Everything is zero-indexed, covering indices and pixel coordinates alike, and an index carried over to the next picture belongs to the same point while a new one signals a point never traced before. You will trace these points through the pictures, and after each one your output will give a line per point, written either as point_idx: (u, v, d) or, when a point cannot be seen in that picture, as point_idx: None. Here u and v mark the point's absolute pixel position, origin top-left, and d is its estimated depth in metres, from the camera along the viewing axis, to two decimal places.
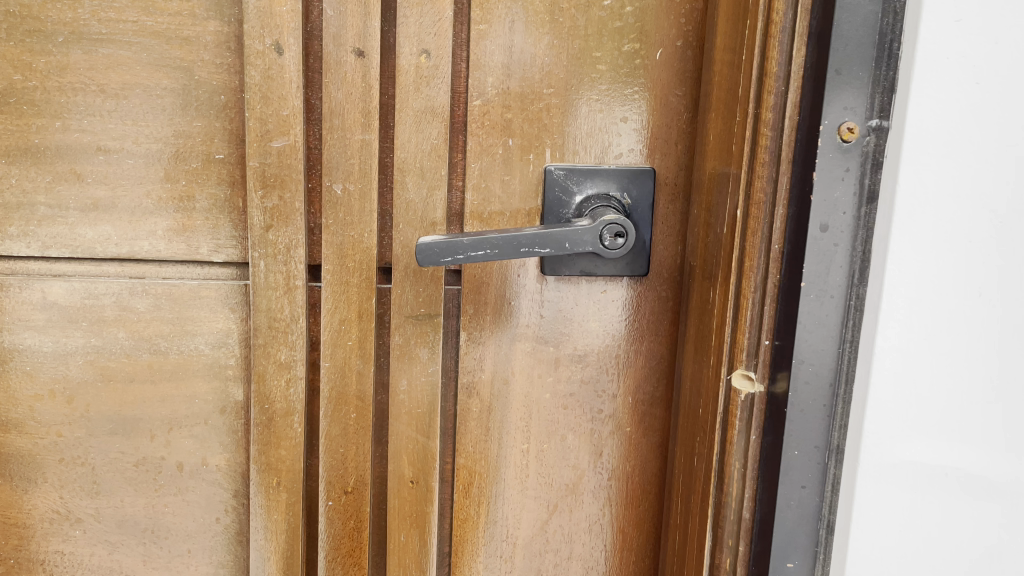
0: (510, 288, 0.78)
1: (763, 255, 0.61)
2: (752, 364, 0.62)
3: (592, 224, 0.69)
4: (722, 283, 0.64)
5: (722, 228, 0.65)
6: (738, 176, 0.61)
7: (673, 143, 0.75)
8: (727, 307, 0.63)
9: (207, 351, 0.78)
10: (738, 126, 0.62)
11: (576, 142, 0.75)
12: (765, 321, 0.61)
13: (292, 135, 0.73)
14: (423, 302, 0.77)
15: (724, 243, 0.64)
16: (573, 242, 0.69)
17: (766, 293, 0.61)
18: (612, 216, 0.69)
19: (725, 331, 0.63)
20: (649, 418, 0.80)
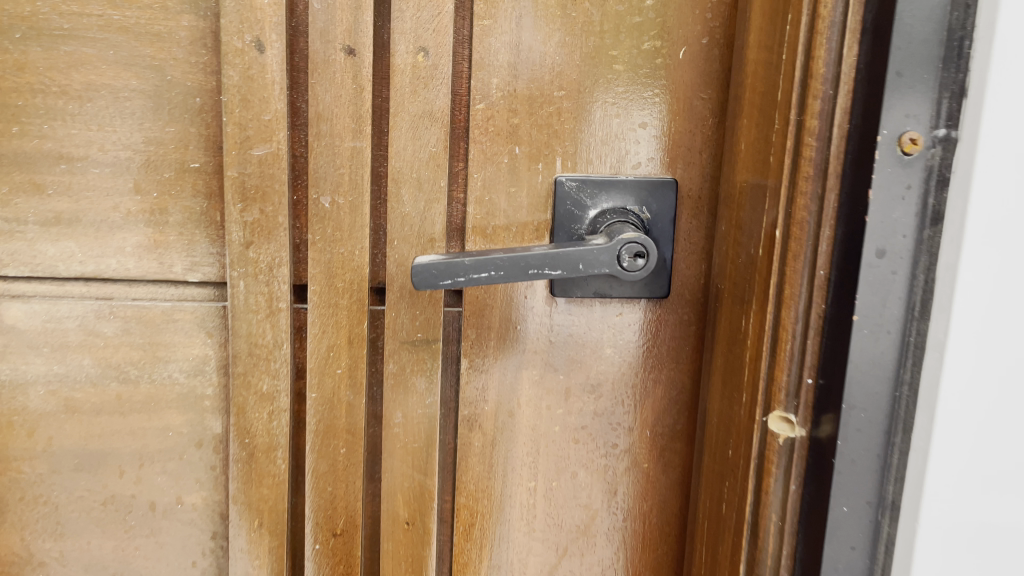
0: (516, 310, 0.70)
1: (806, 283, 0.53)
2: (792, 405, 0.55)
3: (610, 243, 0.61)
4: (757, 312, 0.57)
5: (757, 251, 0.58)
6: (778, 192, 0.54)
7: (698, 151, 0.68)
8: (763, 340, 0.56)
9: (182, 379, 0.71)
10: (777, 136, 0.55)
11: (589, 150, 0.68)
12: (807, 357, 0.54)
13: (274, 142, 0.66)
14: (421, 327, 0.69)
15: (759, 267, 0.57)
16: (589, 263, 0.61)
17: (809, 325, 0.54)
18: (632, 235, 0.61)
19: (761, 367, 0.56)
20: (669, 453, 0.73)
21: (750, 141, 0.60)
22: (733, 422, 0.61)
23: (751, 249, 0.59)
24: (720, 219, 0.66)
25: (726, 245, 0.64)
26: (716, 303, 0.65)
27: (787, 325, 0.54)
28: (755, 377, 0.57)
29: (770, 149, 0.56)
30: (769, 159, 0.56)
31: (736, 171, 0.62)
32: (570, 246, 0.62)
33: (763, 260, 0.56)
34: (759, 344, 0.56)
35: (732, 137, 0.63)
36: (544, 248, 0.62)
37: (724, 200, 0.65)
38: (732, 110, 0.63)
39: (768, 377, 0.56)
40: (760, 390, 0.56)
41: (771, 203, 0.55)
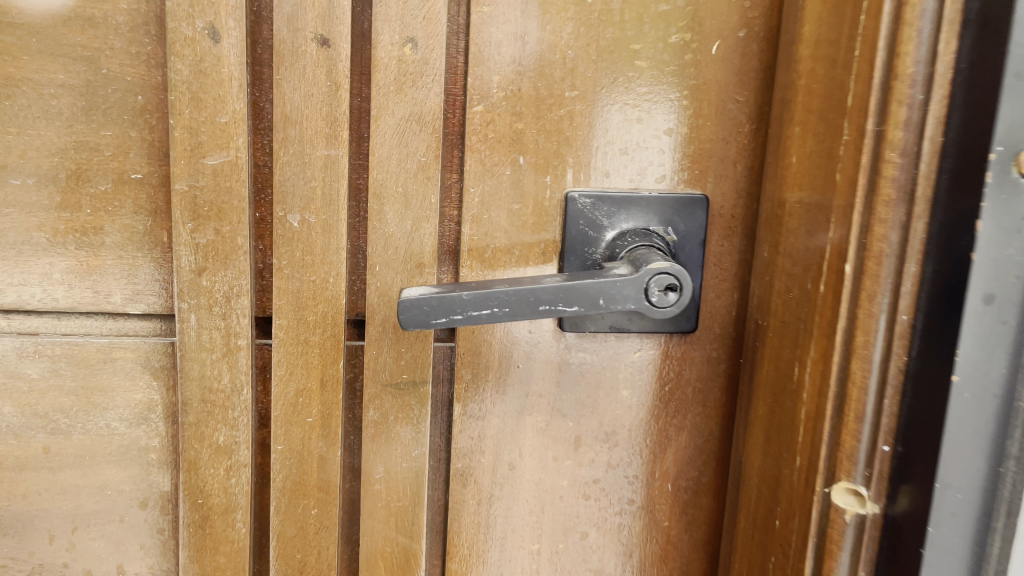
0: (518, 348, 0.60)
1: (884, 330, 0.44)
2: (863, 475, 0.46)
3: (635, 274, 0.51)
4: (817, 360, 0.47)
5: (815, 287, 0.48)
6: (849, 218, 0.45)
7: (732, 162, 0.58)
8: (827, 396, 0.46)
9: (122, 429, 0.60)
10: (846, 149, 0.45)
11: (605, 161, 0.58)
12: (883, 419, 0.45)
13: (232, 149, 0.55)
14: (406, 367, 0.59)
15: (820, 307, 0.47)
16: (611, 297, 0.51)
17: (886, 380, 0.44)
18: (661, 265, 0.51)
19: (824, 428, 0.47)
20: (693, 510, 0.64)
21: (805, 153, 0.50)
22: (782, 487, 0.51)
23: (807, 283, 0.49)
24: (760, 243, 0.56)
25: (769, 274, 0.54)
26: (756, 343, 0.56)
27: (857, 380, 0.45)
28: (814, 439, 0.48)
29: (835, 165, 0.46)
30: (835, 176, 0.46)
31: (784, 188, 0.52)
32: (587, 278, 0.52)
33: (827, 299, 0.47)
34: (822, 400, 0.47)
35: (778, 149, 0.53)
36: (559, 278, 0.52)
37: (765, 221, 0.56)
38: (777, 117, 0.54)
39: (832, 439, 0.47)
40: (821, 455, 0.47)
41: (839, 230, 0.45)
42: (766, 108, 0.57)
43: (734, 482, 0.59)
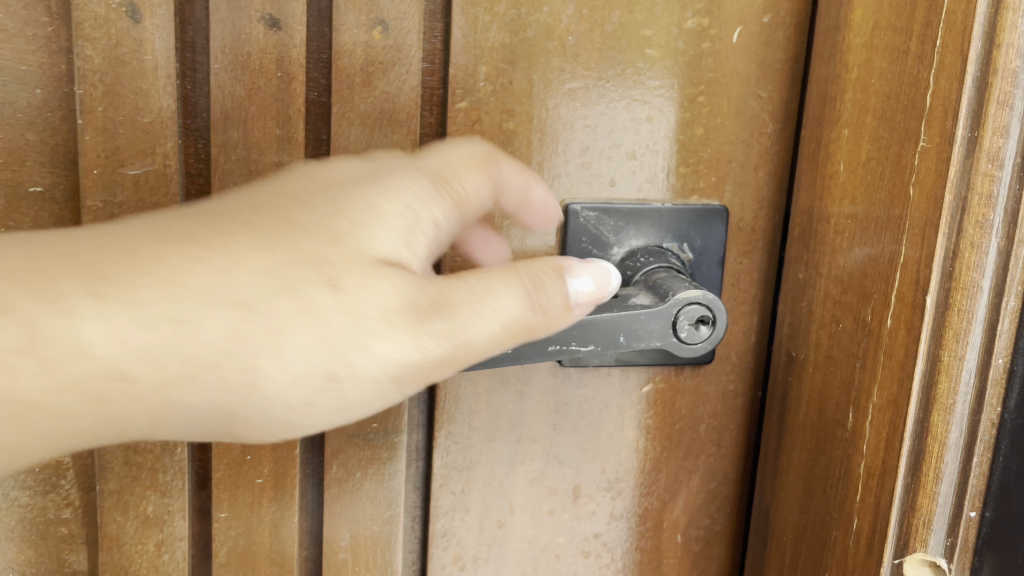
0: (506, 387, 0.51)
1: (974, 375, 0.37)
2: (943, 545, 0.39)
3: (660, 305, 0.43)
4: (886, 408, 0.38)
5: (878, 322, 0.39)
6: (931, 241, 0.36)
7: (753, 168, 0.51)
8: (900, 452, 0.37)
9: (24, 500, 0.48)
10: (923, 158, 0.36)
11: (610, 167, 0.49)
12: (972, 479, 0.38)
13: (158, 157, 0.44)
14: (377, 415, 0.49)
15: (885, 342, 0.38)
16: (632, 333, 0.43)
17: (976, 434, 0.37)
18: (689, 293, 0.42)
19: (894, 490, 0.37)
20: (704, 563, 0.56)
21: (859, 160, 0.41)
22: (830, 554, 0.42)
23: (867, 314, 0.39)
24: (790, 262, 0.47)
25: (808, 299, 0.45)
26: (789, 379, 0.47)
27: (938, 434, 0.37)
28: (879, 502, 0.38)
29: (908, 175, 0.37)
30: (907, 188, 0.37)
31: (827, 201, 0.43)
32: (604, 309, 0.43)
33: (899, 337, 0.37)
34: (891, 456, 0.38)
35: (815, 154, 0.45)
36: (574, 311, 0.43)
37: (801, 236, 0.46)
38: (812, 115, 0.46)
39: (905, 503, 0.38)
40: (890, 525, 0.38)
41: (914, 255, 0.37)
42: (794, 107, 0.50)
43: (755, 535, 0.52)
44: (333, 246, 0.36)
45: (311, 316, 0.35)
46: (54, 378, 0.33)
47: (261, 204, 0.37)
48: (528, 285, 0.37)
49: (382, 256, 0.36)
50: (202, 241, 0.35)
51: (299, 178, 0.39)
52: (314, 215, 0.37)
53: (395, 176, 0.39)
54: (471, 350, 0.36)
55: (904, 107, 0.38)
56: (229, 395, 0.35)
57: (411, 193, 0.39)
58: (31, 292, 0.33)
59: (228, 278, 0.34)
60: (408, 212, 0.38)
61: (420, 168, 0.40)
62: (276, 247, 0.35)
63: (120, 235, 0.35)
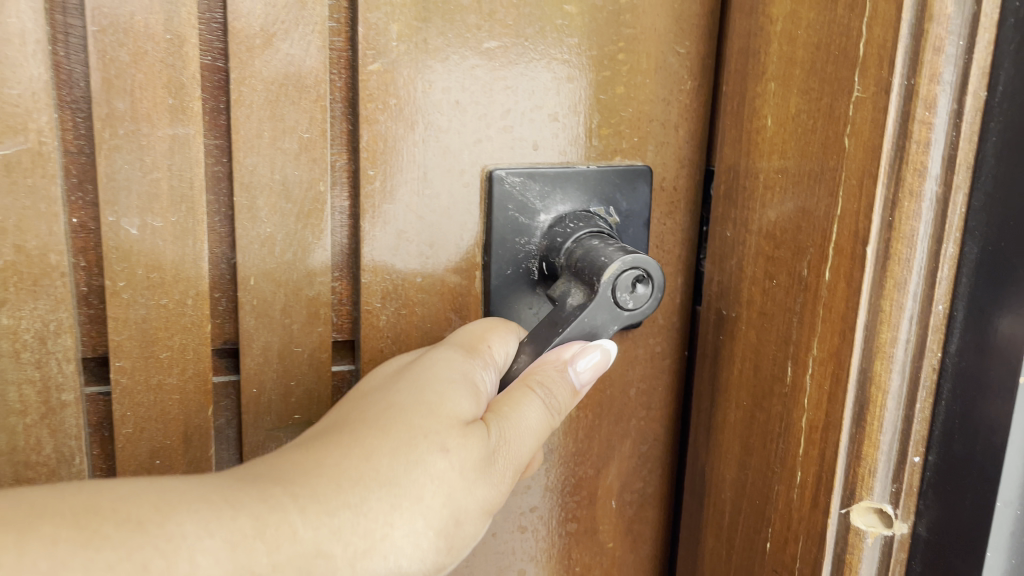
0: None
1: (915, 323, 0.37)
2: (889, 491, 0.39)
3: (595, 297, 0.41)
4: (826, 360, 0.38)
5: (815, 276, 0.39)
6: (870, 190, 0.35)
7: (673, 126, 0.50)
8: (844, 404, 0.38)
9: None
10: (857, 108, 0.36)
11: (532, 130, 0.47)
12: (916, 427, 0.38)
13: (31, 133, 0.39)
14: (298, 406, 0.46)
15: (824, 297, 0.38)
16: (587, 340, 0.41)
17: (918, 381, 0.37)
18: (611, 271, 0.41)
19: (839, 440, 0.38)
20: (638, 526, 0.56)
21: (788, 113, 0.40)
22: (774, 508, 0.42)
23: (802, 269, 0.39)
24: (716, 219, 0.47)
25: (737, 256, 0.45)
26: (720, 338, 0.47)
27: (880, 382, 0.37)
28: (824, 456, 0.39)
29: (842, 126, 0.37)
30: (842, 139, 0.37)
31: (754, 157, 0.43)
32: (552, 334, 0.42)
33: (839, 291, 0.37)
34: (835, 408, 0.38)
35: (740, 110, 0.44)
36: (528, 361, 0.41)
37: (727, 193, 0.46)
38: (735, 69, 0.45)
39: (850, 453, 0.38)
40: (836, 471, 0.38)
41: (852, 206, 0.36)
42: (710, 63, 0.50)
43: (689, 494, 0.51)
44: (435, 417, 0.36)
45: (439, 480, 0.35)
46: (279, 557, 0.31)
47: (353, 412, 0.37)
48: (543, 398, 0.39)
49: (465, 416, 0.37)
50: (327, 452, 0.34)
51: (349, 397, 0.39)
52: (407, 398, 0.37)
53: (435, 356, 0.40)
54: (517, 466, 0.38)
55: (835, 56, 0.37)
56: (399, 563, 0.34)
57: (444, 362, 0.39)
58: (228, 501, 0.31)
59: (371, 466, 0.34)
60: (469, 376, 0.39)
61: (446, 343, 0.41)
62: (394, 432, 0.35)
63: (244, 467, 0.34)
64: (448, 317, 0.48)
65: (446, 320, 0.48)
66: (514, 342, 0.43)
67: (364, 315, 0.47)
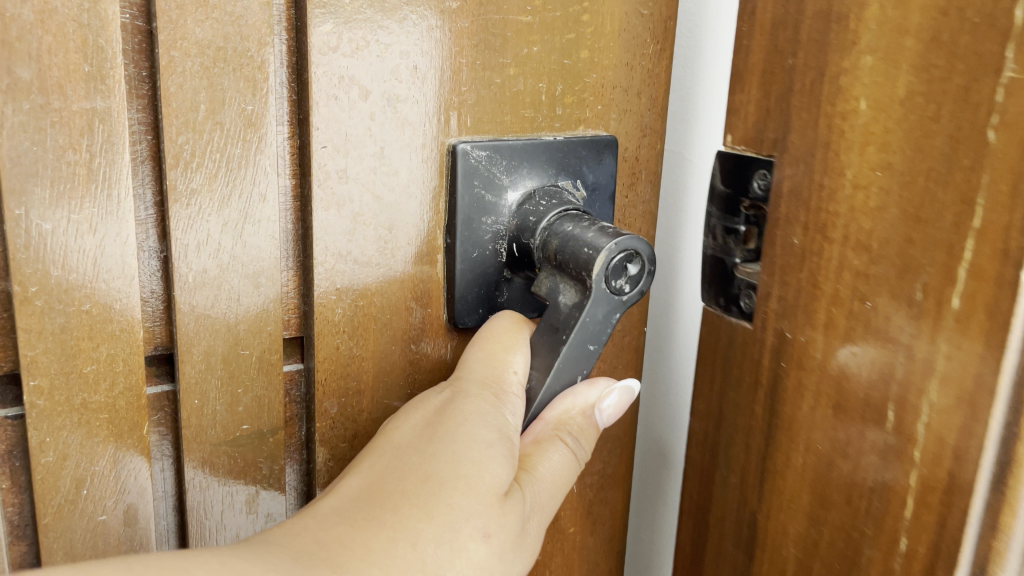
0: (397, 356, 0.44)
1: None
2: None
3: (590, 294, 0.38)
4: (949, 408, 0.32)
5: (934, 302, 0.32)
6: None
7: (636, 92, 0.47)
8: (977, 468, 0.31)
9: None
10: (1011, 93, 0.29)
11: (496, 98, 0.43)
12: None
13: None
14: (246, 415, 0.41)
15: (964, 334, 0.31)
16: (592, 339, 0.39)
17: None
18: (600, 263, 0.38)
19: (970, 510, 0.32)
20: (597, 509, 0.54)
21: (893, 97, 0.33)
22: None
23: (915, 293, 0.33)
24: (774, 222, 0.40)
25: (810, 270, 0.38)
26: (781, 365, 0.40)
27: None
28: (943, 525, 0.33)
29: (985, 115, 0.29)
30: (986, 130, 0.29)
31: (837, 152, 0.36)
32: (557, 342, 0.39)
33: (976, 323, 0.30)
34: (960, 470, 0.32)
35: (814, 86, 0.37)
36: (541, 378, 0.40)
37: (793, 191, 0.38)
38: (809, 37, 0.37)
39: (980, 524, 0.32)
40: (963, 547, 0.32)
41: (1001, 219, 0.29)
42: (746, 28, 0.40)
43: (731, 542, 0.45)
44: (474, 496, 0.35)
45: (475, 565, 0.35)
46: None
47: (391, 475, 0.36)
48: (572, 446, 0.40)
49: (503, 487, 0.36)
50: (376, 538, 0.33)
51: (382, 450, 0.38)
52: (445, 469, 0.36)
53: (465, 405, 0.38)
54: (544, 521, 0.39)
55: (975, 26, 0.30)
56: None
57: (475, 416, 0.38)
58: None
59: (417, 554, 0.33)
60: (503, 432, 0.38)
61: (469, 382, 0.39)
62: (437, 515, 0.34)
63: (299, 534, 0.32)
64: (409, 306, 0.44)
65: (407, 309, 0.44)
66: (527, 361, 0.41)
67: (318, 309, 0.42)
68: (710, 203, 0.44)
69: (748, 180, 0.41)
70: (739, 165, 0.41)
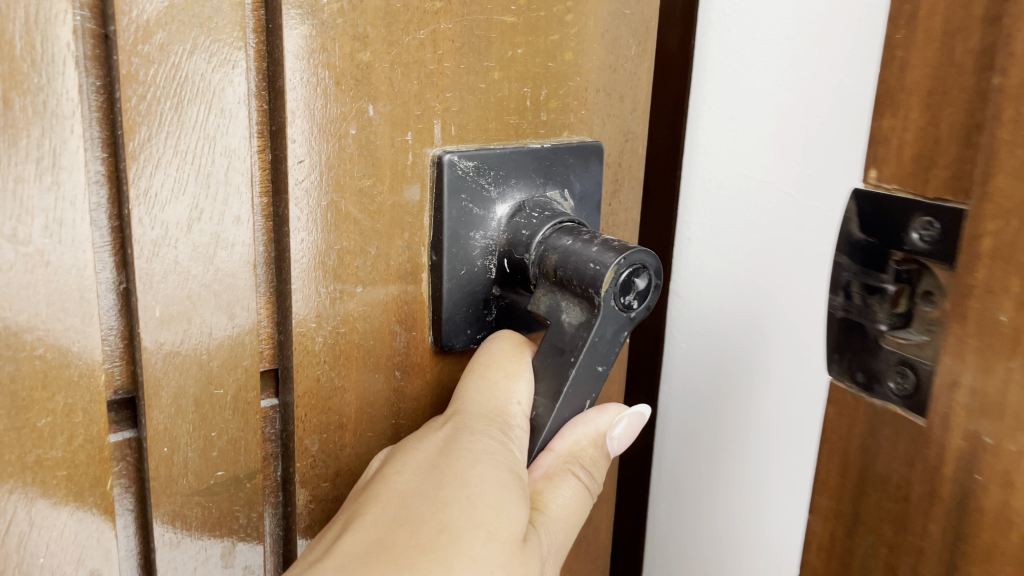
0: (382, 384, 0.41)
1: None
2: None
3: (598, 313, 0.36)
4: None
5: None
6: None
7: (618, 96, 0.45)
8: None
9: None
10: None
11: (481, 105, 0.40)
12: None
13: None
14: (221, 461, 0.37)
15: None
16: (601, 360, 0.37)
17: None
18: (608, 279, 0.36)
19: None
20: (583, 529, 0.52)
21: None
22: None
23: None
24: (962, 291, 0.29)
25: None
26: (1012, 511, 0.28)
27: None
28: None
29: None
30: None
31: None
32: (565, 365, 0.37)
33: None
34: None
35: None
36: (549, 406, 0.37)
37: (1001, 253, 0.27)
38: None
39: None
40: None
41: None
42: (902, 35, 0.30)
43: None
44: (495, 543, 0.32)
45: None
46: None
47: (401, 525, 0.33)
48: (583, 478, 0.38)
49: (521, 532, 0.34)
50: None
51: (386, 499, 0.35)
52: (461, 515, 0.33)
53: (472, 442, 0.36)
54: (558, 561, 0.36)
55: None
56: None
57: (485, 455, 0.35)
58: None
59: None
60: (515, 471, 0.35)
61: (473, 417, 0.37)
62: (458, 568, 0.32)
63: None
64: (393, 331, 0.41)
65: (390, 334, 0.41)
66: (531, 387, 0.38)
67: (297, 339, 0.38)
68: (842, 254, 0.35)
69: (905, 227, 0.31)
70: (885, 208, 0.32)
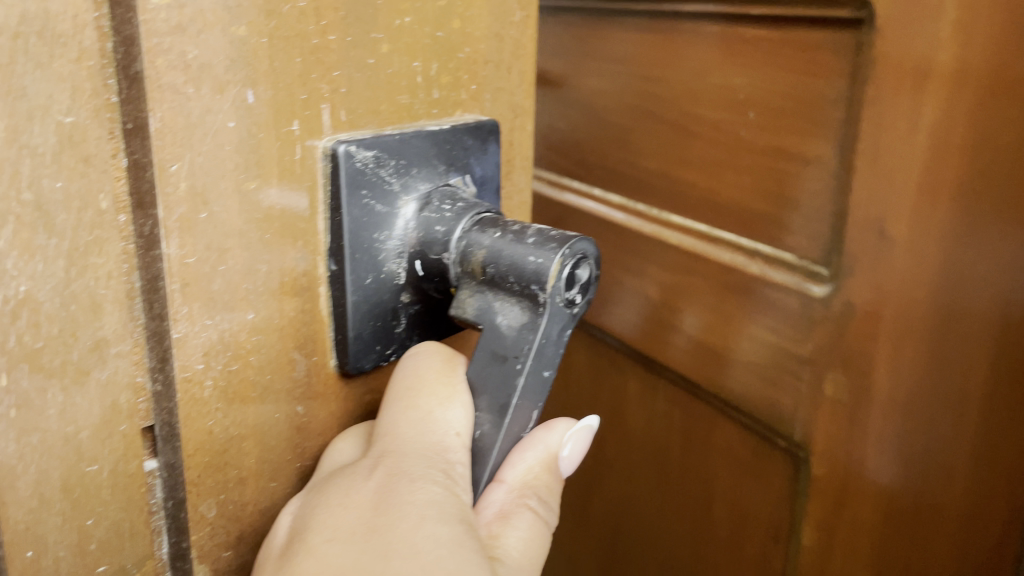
0: (283, 424, 0.34)
1: None
2: None
3: (543, 312, 0.32)
4: None
5: None
6: None
7: (507, 68, 0.41)
8: None
9: None
10: None
11: (372, 86, 0.34)
12: None
13: None
14: (100, 554, 0.30)
15: None
16: (547, 363, 0.34)
17: None
18: (553, 276, 0.32)
19: None
20: None
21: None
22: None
23: None
24: None
25: None
26: None
27: None
28: None
29: None
30: None
31: None
32: (510, 375, 0.33)
33: None
34: None
35: None
36: (493, 429, 0.34)
37: None
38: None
39: None
40: None
41: None
42: None
43: None
44: None
45: None
46: None
47: None
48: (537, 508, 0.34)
49: None
50: None
51: None
52: None
53: (412, 492, 0.31)
54: None
55: None
56: None
57: (433, 508, 0.30)
58: None
59: None
60: (467, 522, 0.30)
61: (409, 460, 0.32)
62: None
63: None
64: (292, 359, 0.34)
65: (289, 363, 0.34)
66: (468, 404, 0.34)
67: (184, 388, 0.30)
68: None
69: None
70: None
